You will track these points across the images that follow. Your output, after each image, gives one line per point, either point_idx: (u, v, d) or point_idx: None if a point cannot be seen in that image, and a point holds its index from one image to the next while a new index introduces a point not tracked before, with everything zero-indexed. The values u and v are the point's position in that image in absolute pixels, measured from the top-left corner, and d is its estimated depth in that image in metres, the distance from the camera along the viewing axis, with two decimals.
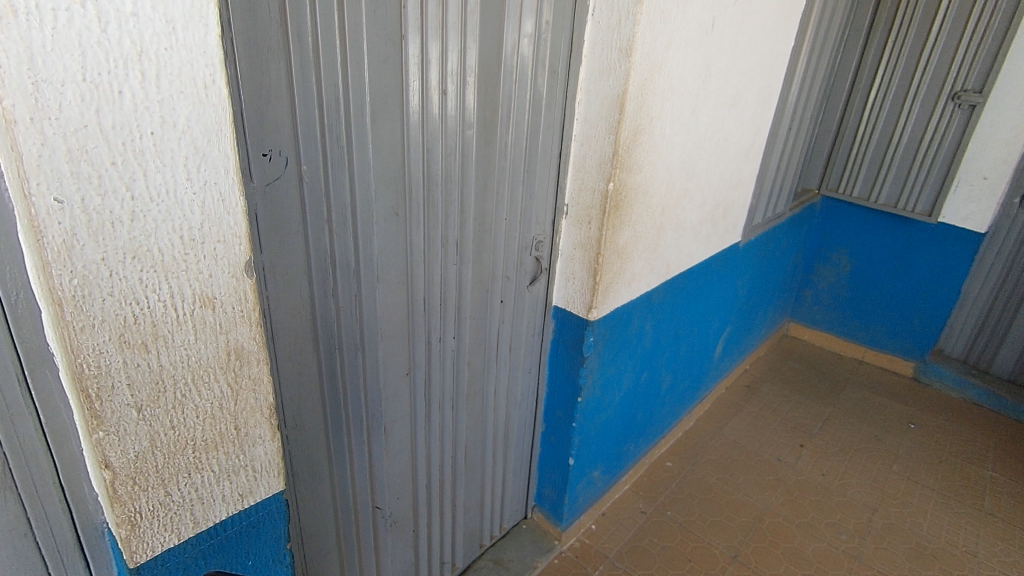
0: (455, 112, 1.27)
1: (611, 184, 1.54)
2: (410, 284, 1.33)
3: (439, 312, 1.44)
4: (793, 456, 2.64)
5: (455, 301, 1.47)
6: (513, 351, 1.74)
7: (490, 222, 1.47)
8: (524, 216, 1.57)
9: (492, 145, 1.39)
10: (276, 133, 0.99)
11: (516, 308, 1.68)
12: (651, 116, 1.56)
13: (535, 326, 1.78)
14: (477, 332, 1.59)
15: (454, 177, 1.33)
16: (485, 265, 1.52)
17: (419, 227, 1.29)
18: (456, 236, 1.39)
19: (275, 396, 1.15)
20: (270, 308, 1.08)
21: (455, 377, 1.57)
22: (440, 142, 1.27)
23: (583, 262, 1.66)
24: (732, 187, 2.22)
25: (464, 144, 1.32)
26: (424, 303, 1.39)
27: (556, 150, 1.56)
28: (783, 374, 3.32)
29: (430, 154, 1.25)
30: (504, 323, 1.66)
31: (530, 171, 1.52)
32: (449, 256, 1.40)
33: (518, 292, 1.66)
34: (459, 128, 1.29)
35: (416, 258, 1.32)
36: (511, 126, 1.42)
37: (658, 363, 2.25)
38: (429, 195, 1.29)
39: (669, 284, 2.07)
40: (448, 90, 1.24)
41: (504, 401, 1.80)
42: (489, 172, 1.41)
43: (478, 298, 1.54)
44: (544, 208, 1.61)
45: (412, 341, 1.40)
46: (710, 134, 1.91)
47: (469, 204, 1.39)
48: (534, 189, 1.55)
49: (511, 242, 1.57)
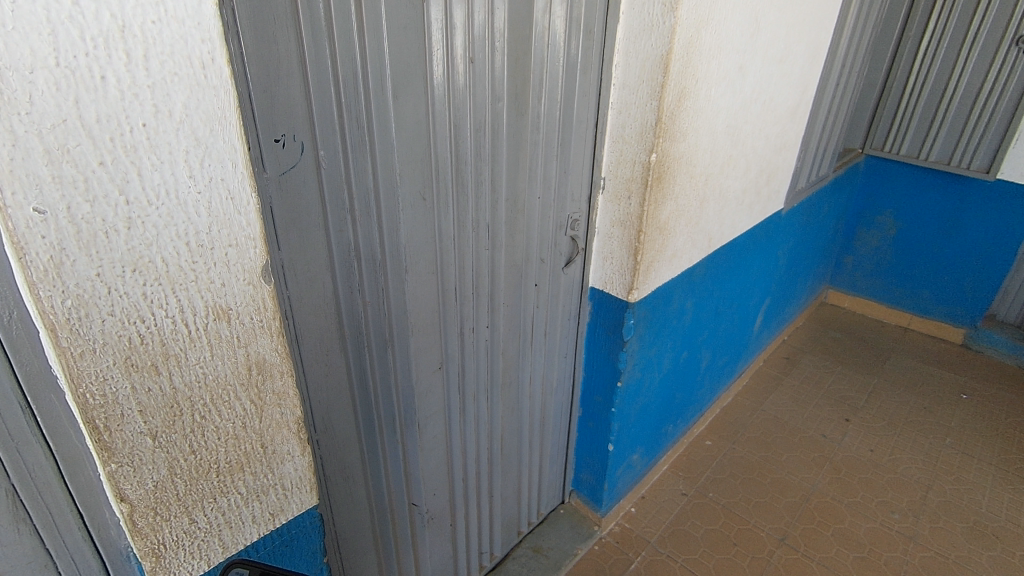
0: (484, 82, 1.15)
1: (654, 156, 1.40)
2: (441, 274, 1.23)
3: (472, 301, 1.35)
4: (839, 432, 2.55)
5: (489, 289, 1.38)
6: (548, 336, 1.65)
7: (522, 202, 1.36)
8: (559, 193, 1.45)
9: (524, 116, 1.26)
10: (290, 116, 0.88)
11: (550, 292, 1.58)
12: (696, 77, 1.41)
13: (571, 309, 1.68)
14: (510, 320, 1.49)
15: (484, 155, 1.21)
16: (518, 248, 1.41)
17: (448, 212, 1.19)
18: (487, 219, 1.29)
19: (303, 402, 1.07)
20: (293, 308, 0.99)
21: (490, 367, 1.49)
22: (469, 116, 1.15)
23: (623, 240, 1.54)
24: (778, 150, 2.06)
25: (494, 117, 1.20)
26: (456, 293, 1.29)
27: (592, 119, 1.43)
28: (823, 345, 3.19)
29: (458, 130, 1.14)
30: (539, 308, 1.57)
31: (564, 143, 1.39)
32: (481, 241, 1.30)
33: (552, 275, 1.56)
34: (489, 99, 1.17)
35: (447, 245, 1.22)
36: (544, 95, 1.29)
37: (697, 341, 2.14)
38: (457, 176, 1.18)
39: (711, 258, 1.94)
40: (476, 57, 1.11)
41: (540, 389, 1.72)
42: (521, 147, 1.29)
43: (512, 284, 1.44)
44: (579, 184, 1.49)
45: (445, 333, 1.31)
46: (757, 95, 1.75)
47: (501, 183, 1.28)
48: (569, 163, 1.43)
49: (544, 221, 1.45)
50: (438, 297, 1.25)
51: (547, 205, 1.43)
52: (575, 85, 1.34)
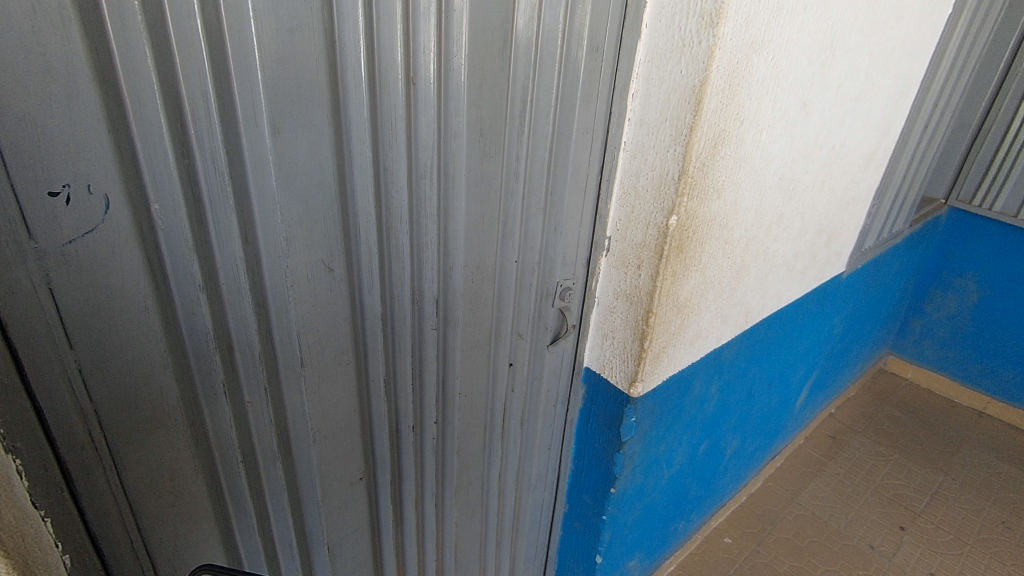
0: (430, 113, 0.82)
1: (674, 219, 1.05)
2: (361, 361, 0.92)
3: (414, 393, 1.02)
4: (891, 543, 2.12)
5: (438, 376, 1.05)
6: (525, 426, 1.32)
7: (488, 268, 1.03)
8: (545, 255, 1.11)
9: (494, 159, 0.93)
10: (82, 156, 0.57)
11: (529, 374, 1.25)
12: (741, 117, 1.05)
13: (559, 394, 1.33)
14: (470, 412, 1.16)
15: (430, 208, 0.88)
16: (483, 325, 1.08)
17: (372, 282, 0.87)
18: (435, 290, 0.96)
19: (136, 542, 0.77)
20: (105, 425, 0.68)
21: (440, 468, 1.17)
22: (404, 157, 0.82)
23: (627, 321, 1.19)
24: (845, 206, 1.65)
25: (446, 160, 0.87)
26: (388, 383, 0.97)
27: (597, 162, 1.08)
28: (878, 424, 2.73)
29: (387, 176, 0.81)
30: (513, 393, 1.24)
31: (553, 193, 1.05)
32: (426, 319, 0.97)
33: (532, 353, 1.22)
34: (438, 136, 0.84)
35: (371, 326, 0.90)
36: (525, 131, 0.95)
37: (723, 427, 1.76)
38: (385, 236, 0.85)
39: (746, 335, 1.56)
40: (418, 78, 0.78)
41: (512, 485, 1.39)
42: (489, 198, 0.96)
43: (473, 368, 1.11)
44: (573, 244, 1.14)
45: (370, 434, 0.99)
46: (824, 141, 1.36)
47: (457, 245, 0.95)
48: (560, 218, 1.09)
49: (522, 290, 1.12)
50: (358, 390, 0.94)
51: (525, 270, 1.10)
52: (573, 117, 0.99)
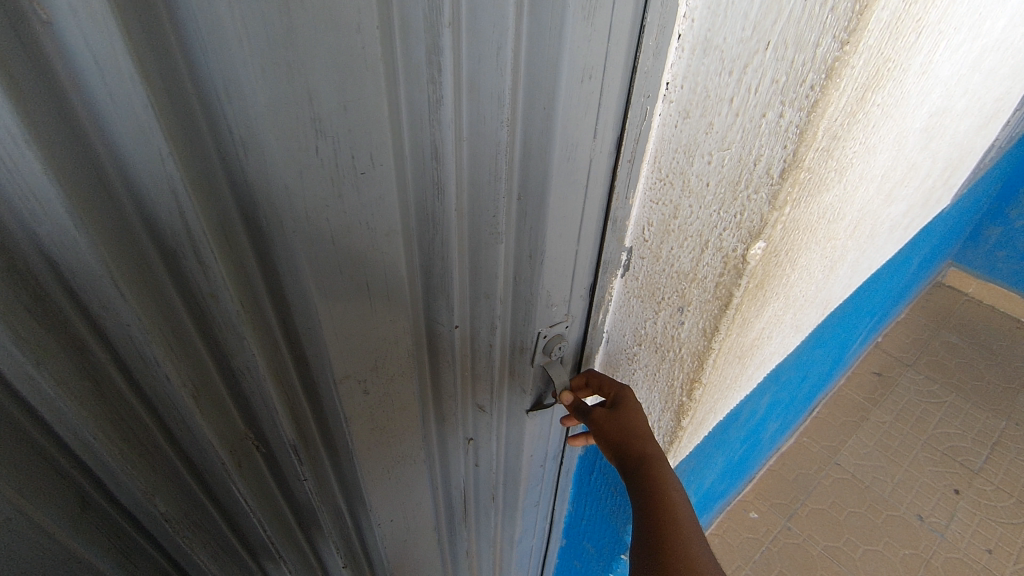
0: (140, 110, 0.29)
1: (760, 247, 0.54)
2: (150, 558, 0.50)
3: (290, 546, 0.62)
4: (944, 512, 1.80)
5: (332, 516, 0.63)
6: (500, 500, 0.90)
7: (401, 357, 0.54)
8: (512, 301, 0.60)
9: (376, 176, 0.40)
10: None
11: (500, 449, 0.80)
12: (921, 27, 0.50)
13: (547, 451, 0.89)
14: (407, 527, 0.75)
15: (225, 312, 0.39)
16: (407, 433, 0.62)
17: (122, 471, 0.41)
18: (289, 430, 0.50)
19: None
20: None
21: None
22: (99, 229, 0.31)
23: (655, 380, 0.73)
24: (985, 126, 1.09)
25: (240, 206, 0.36)
26: (228, 557, 0.56)
27: (615, 131, 0.53)
28: (931, 354, 2.36)
29: (61, 278, 0.32)
30: (477, 472, 0.80)
31: (521, 202, 0.51)
32: (281, 463, 0.53)
33: (502, 427, 0.76)
34: (191, 159, 0.33)
35: (149, 519, 0.46)
36: (442, 99, 0.40)
37: (767, 423, 1.37)
38: (115, 387, 0.38)
39: (819, 327, 1.10)
40: (54, 9, 0.25)
41: (491, 556, 1.03)
42: (381, 251, 0.44)
43: (403, 485, 0.68)
44: (564, 275, 0.62)
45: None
46: (1006, 39, 0.79)
47: (323, 351, 0.46)
48: (539, 239, 0.55)
49: (476, 363, 0.64)
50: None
51: (475, 333, 0.60)
52: (563, 49, 0.43)
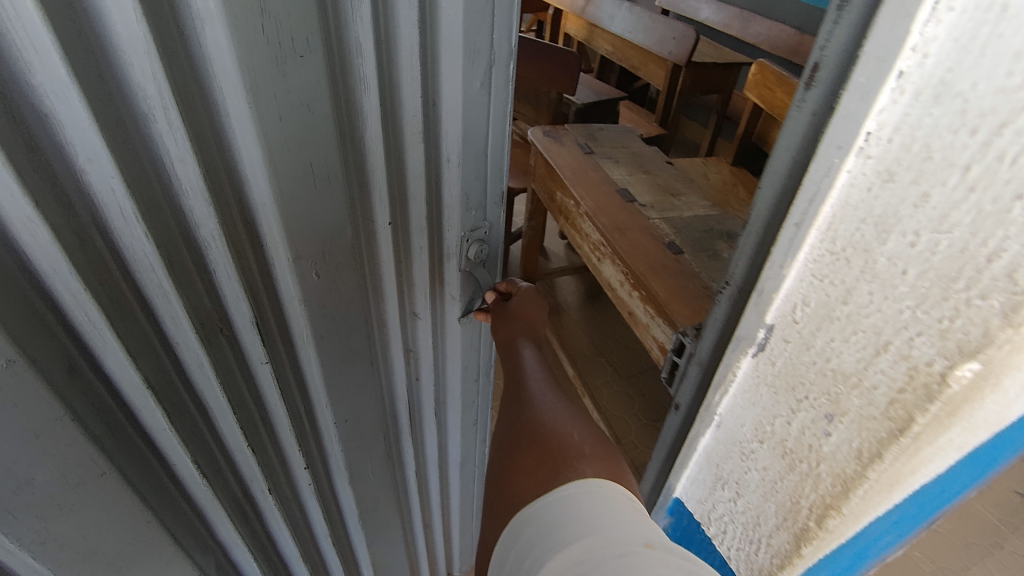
0: None
1: (973, 368, 0.40)
2: (133, 428, 0.56)
3: (260, 436, 0.69)
4: None
5: (288, 410, 0.69)
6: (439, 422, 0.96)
7: (343, 247, 0.60)
8: (441, 212, 0.66)
9: (308, 66, 0.46)
10: None
11: (435, 361, 0.84)
12: None
13: (480, 368, 0.94)
14: (356, 430, 0.80)
15: (186, 178, 0.45)
16: (358, 321, 0.68)
17: (102, 322, 0.47)
18: (246, 307, 0.56)
19: None
20: None
21: (325, 493, 0.86)
22: (84, 82, 0.38)
23: (772, 489, 0.60)
24: None
25: (195, 75, 0.43)
26: (198, 441, 0.63)
27: (510, 42, 0.58)
28: None
29: (51, 130, 0.39)
30: (417, 386, 0.85)
31: (430, 111, 0.57)
32: (241, 348, 0.59)
33: (433, 341, 0.80)
34: (159, 35, 0.39)
35: (121, 393, 0.52)
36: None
37: None
38: (91, 236, 0.45)
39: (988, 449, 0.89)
40: None
41: (439, 471, 1.07)
42: (318, 135, 0.50)
43: (338, 378, 0.71)
44: (482, 183, 0.68)
45: (183, 505, 0.65)
46: None
47: (274, 223, 0.52)
48: (450, 145, 0.61)
49: (401, 270, 0.68)
50: (136, 485, 0.58)
51: (406, 237, 0.65)
52: None
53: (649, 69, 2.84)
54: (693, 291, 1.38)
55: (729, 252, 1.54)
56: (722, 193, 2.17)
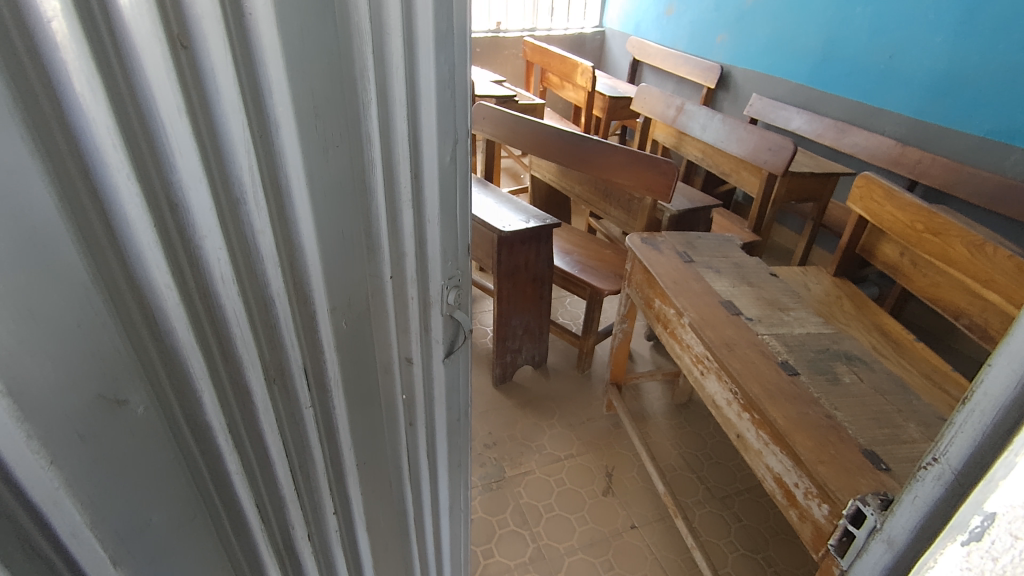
0: (230, 103, 0.46)
1: None
2: (229, 491, 0.62)
3: (308, 492, 0.73)
4: None
5: (330, 465, 0.75)
6: (440, 468, 1.02)
7: (365, 296, 0.69)
8: (425, 265, 0.76)
9: (339, 150, 0.58)
10: None
11: (427, 403, 0.89)
12: None
13: (464, 408, 1.02)
14: (376, 476, 0.86)
15: (266, 246, 0.54)
16: (372, 367, 0.76)
17: (203, 386, 0.53)
18: (300, 353, 0.63)
19: None
20: None
21: (350, 559, 0.88)
22: (213, 174, 0.48)
23: None
24: None
25: (270, 164, 0.52)
26: (270, 501, 0.68)
27: (461, 126, 0.74)
28: None
29: (182, 219, 0.46)
30: (412, 431, 0.89)
31: (418, 180, 0.69)
32: (295, 398, 0.65)
33: (429, 388, 0.88)
34: (261, 134, 0.50)
35: (216, 450, 0.58)
36: (374, 96, 0.59)
37: None
38: (196, 309, 0.51)
39: None
40: (192, 34, 0.42)
41: (444, 527, 1.14)
42: (345, 203, 0.62)
43: (365, 425, 0.78)
44: (451, 234, 0.80)
45: (245, 563, 0.70)
46: None
47: (313, 283, 0.61)
48: (431, 208, 0.73)
49: (399, 317, 0.76)
50: (217, 523, 0.64)
51: (403, 283, 0.74)
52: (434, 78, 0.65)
53: (741, 176, 2.86)
54: (816, 421, 1.27)
55: (850, 376, 1.43)
56: (826, 304, 2.06)
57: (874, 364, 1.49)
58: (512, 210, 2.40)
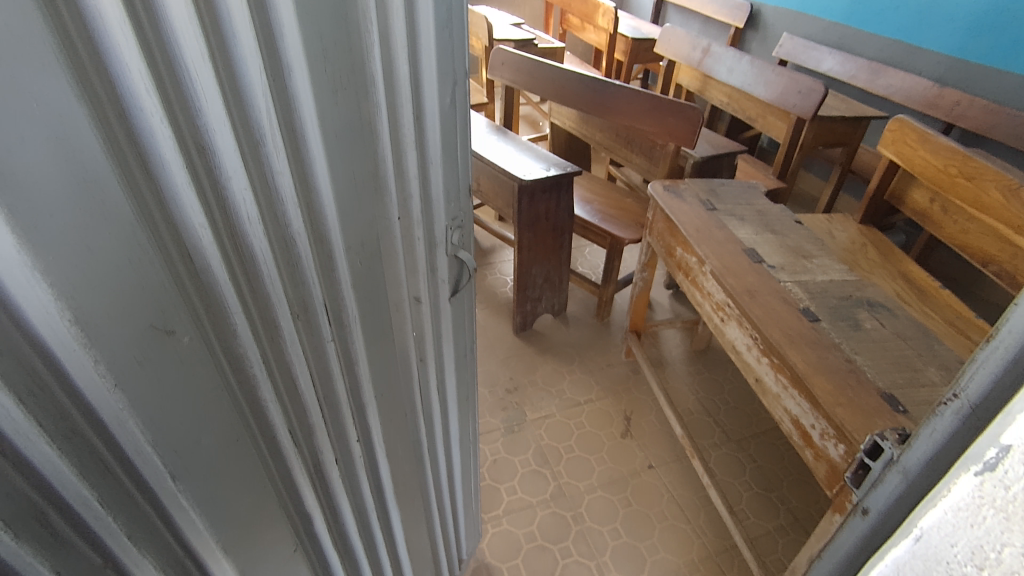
0: (246, 45, 0.46)
1: None
2: (270, 421, 0.65)
3: (335, 426, 0.76)
4: None
5: (353, 397, 0.78)
6: (447, 400, 1.07)
7: (381, 236, 0.71)
8: (428, 205, 0.78)
9: (351, 92, 0.58)
10: None
11: (435, 340, 0.94)
12: None
13: (467, 341, 1.08)
14: (392, 409, 0.90)
15: (286, 187, 0.55)
16: (388, 305, 0.78)
17: (241, 321, 0.56)
18: (320, 290, 0.65)
19: None
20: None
21: (376, 490, 0.93)
22: (234, 117, 0.48)
23: None
24: None
25: (286, 108, 0.53)
26: (306, 433, 0.71)
27: (459, 64, 0.75)
28: None
29: (210, 161, 0.47)
30: (424, 366, 0.93)
31: (419, 123, 0.70)
32: (319, 331, 0.67)
33: (436, 324, 0.92)
34: (276, 77, 0.51)
35: (256, 387, 0.61)
36: (377, 40, 0.57)
37: None
38: (228, 248, 0.53)
39: None
40: None
41: (452, 461, 1.21)
42: (358, 147, 0.63)
43: (381, 361, 0.82)
44: (450, 172, 0.82)
45: (288, 494, 0.73)
46: None
47: (330, 224, 0.62)
48: (432, 148, 0.74)
49: (407, 257, 0.78)
50: (264, 455, 0.68)
51: (410, 224, 0.75)
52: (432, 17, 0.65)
53: (768, 121, 2.78)
54: (836, 365, 1.29)
55: (871, 322, 1.44)
56: (851, 252, 2.04)
57: (896, 310, 1.49)
58: (533, 158, 2.38)
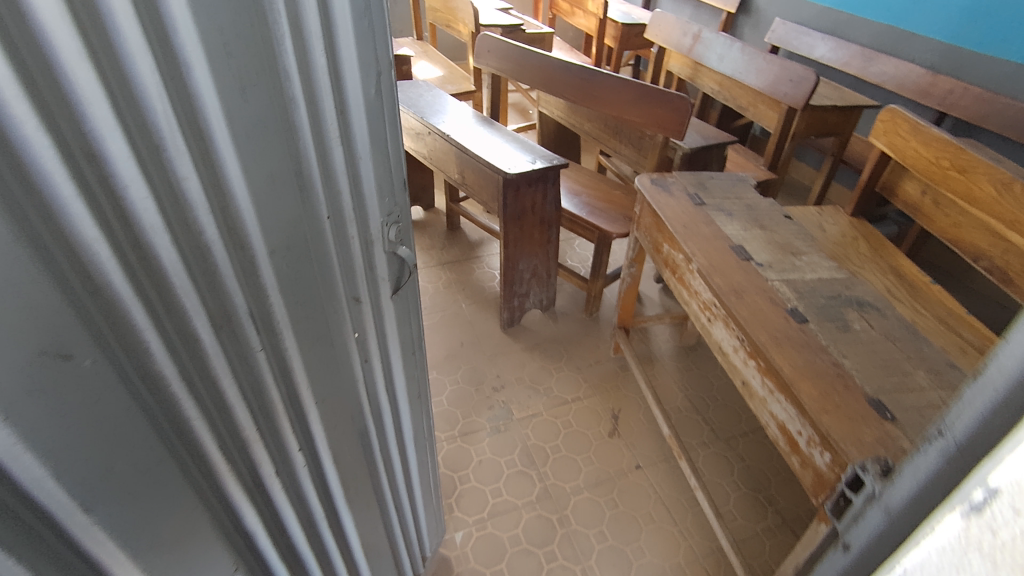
0: (136, 42, 0.42)
1: None
2: (195, 437, 0.60)
3: (271, 434, 0.72)
4: None
5: (289, 404, 0.74)
6: (395, 397, 1.04)
7: (312, 235, 0.67)
8: (361, 201, 0.75)
9: (265, 86, 0.54)
10: None
11: (378, 338, 0.90)
12: None
13: (414, 336, 1.05)
14: (339, 414, 0.85)
15: (195, 193, 0.51)
16: (325, 308, 0.74)
17: (150, 334, 0.51)
18: (245, 299, 0.61)
19: None
20: None
21: (324, 495, 0.89)
22: (129, 121, 0.44)
23: None
24: None
25: (191, 108, 0.48)
26: (233, 443, 0.66)
27: (382, 53, 0.71)
28: None
29: (102, 169, 0.43)
30: (369, 367, 0.90)
31: (345, 117, 0.66)
32: (246, 342, 0.63)
33: (378, 323, 0.89)
34: (173, 74, 0.46)
35: (177, 404, 0.57)
36: (287, 29, 0.54)
37: None
38: (135, 265, 0.49)
39: None
40: None
41: (405, 459, 1.18)
42: (279, 146, 0.59)
43: (323, 365, 0.78)
44: (384, 165, 0.79)
45: (224, 511, 0.69)
46: None
47: (253, 228, 0.59)
48: (360, 142, 0.70)
49: (341, 255, 0.74)
50: (194, 478, 0.62)
51: (343, 223, 0.72)
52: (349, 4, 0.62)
53: (759, 109, 2.72)
54: (822, 369, 1.26)
55: (860, 323, 1.40)
56: (841, 246, 2.01)
57: (886, 311, 1.45)
58: (521, 150, 2.32)
